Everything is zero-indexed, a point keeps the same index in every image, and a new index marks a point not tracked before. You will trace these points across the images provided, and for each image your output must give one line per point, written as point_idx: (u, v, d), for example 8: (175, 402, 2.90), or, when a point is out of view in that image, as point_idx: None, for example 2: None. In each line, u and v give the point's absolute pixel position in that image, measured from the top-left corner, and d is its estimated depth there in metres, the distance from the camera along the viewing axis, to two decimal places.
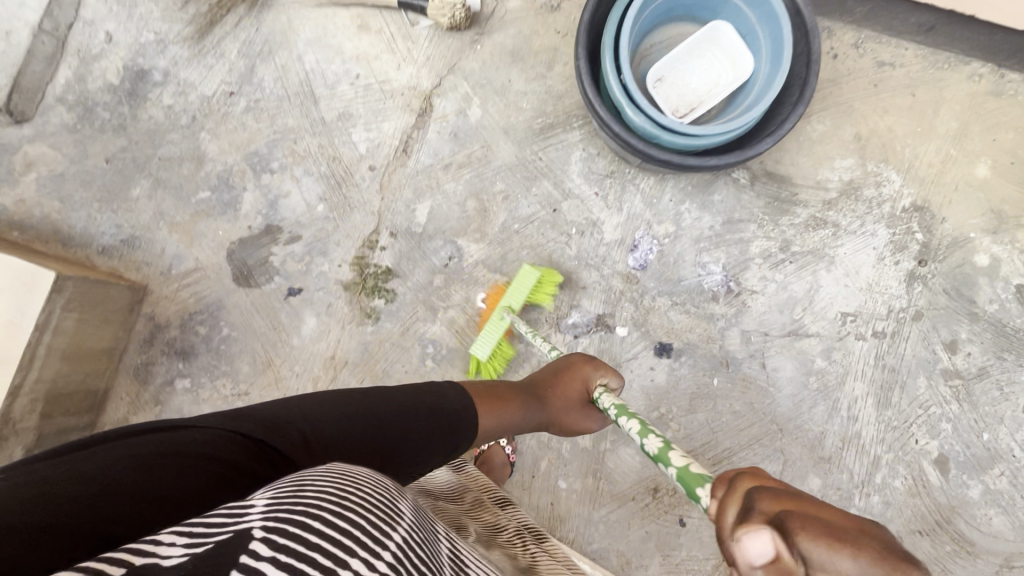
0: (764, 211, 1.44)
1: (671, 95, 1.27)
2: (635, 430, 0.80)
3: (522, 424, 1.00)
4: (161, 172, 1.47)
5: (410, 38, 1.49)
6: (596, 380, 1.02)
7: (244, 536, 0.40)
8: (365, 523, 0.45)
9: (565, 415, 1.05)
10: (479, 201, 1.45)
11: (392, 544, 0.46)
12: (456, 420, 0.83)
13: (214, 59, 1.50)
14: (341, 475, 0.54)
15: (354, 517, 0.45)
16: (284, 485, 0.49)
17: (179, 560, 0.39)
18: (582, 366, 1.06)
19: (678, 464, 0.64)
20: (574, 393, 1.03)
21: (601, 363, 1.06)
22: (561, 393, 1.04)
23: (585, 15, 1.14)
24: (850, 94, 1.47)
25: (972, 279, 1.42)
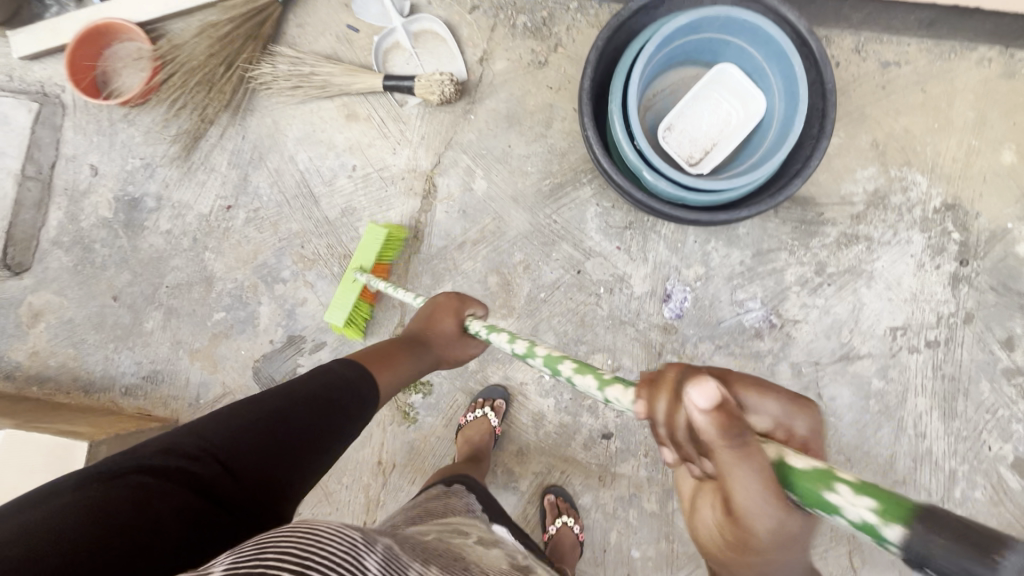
0: (793, 236, 1.39)
1: (685, 144, 1.22)
2: (504, 338, 0.87)
3: (416, 373, 0.98)
4: (171, 300, 1.42)
5: (400, 119, 1.44)
6: (466, 312, 1.01)
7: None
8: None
9: (449, 351, 1.03)
10: (500, 275, 1.41)
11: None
12: (346, 394, 0.82)
13: (205, 175, 1.45)
14: (301, 532, 0.47)
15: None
16: (246, 549, 0.45)
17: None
18: (450, 303, 1.03)
19: (545, 355, 0.78)
20: (448, 330, 1.00)
21: (467, 298, 1.04)
22: (439, 332, 1.01)
23: (587, 82, 1.07)
24: (860, 101, 1.42)
25: (1017, 271, 1.38)
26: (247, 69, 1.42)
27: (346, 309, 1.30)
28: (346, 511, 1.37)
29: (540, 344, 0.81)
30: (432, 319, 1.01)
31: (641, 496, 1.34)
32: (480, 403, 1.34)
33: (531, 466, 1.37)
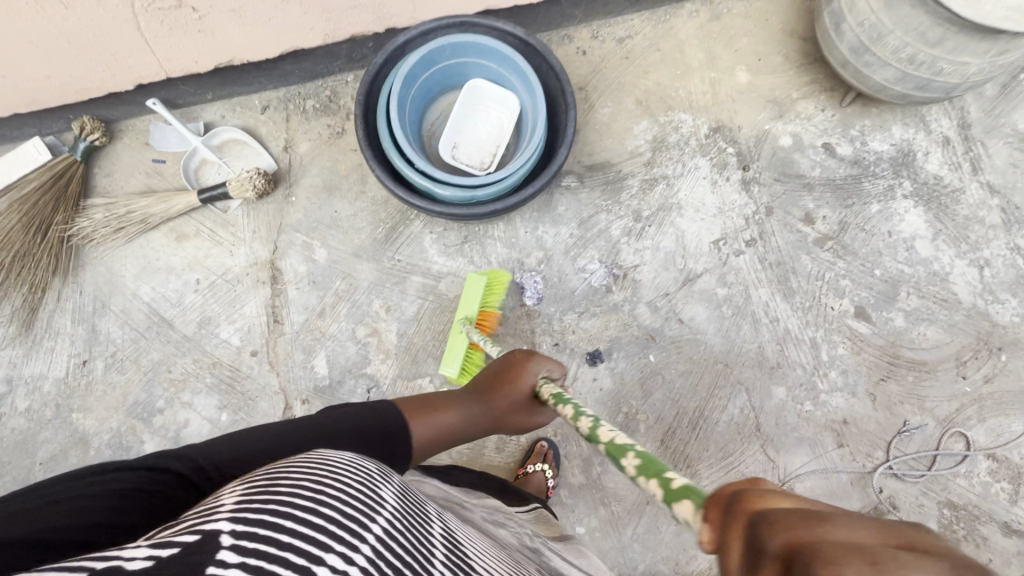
0: (604, 197, 1.56)
1: (472, 155, 1.39)
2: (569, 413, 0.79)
3: (465, 430, 0.89)
4: (49, 475, 1.38)
5: (228, 223, 1.52)
6: (536, 375, 0.92)
7: (207, 544, 0.36)
8: (340, 514, 0.42)
9: (507, 417, 0.92)
10: (366, 325, 1.47)
11: (373, 532, 0.43)
12: (392, 439, 0.75)
13: (52, 340, 1.45)
14: (320, 461, 0.51)
15: (332, 511, 0.42)
16: (257, 482, 0.47)
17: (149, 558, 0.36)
18: (523, 362, 0.93)
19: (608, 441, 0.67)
20: (520, 392, 0.90)
21: (543, 361, 0.93)
22: (508, 396, 0.91)
23: (359, 133, 1.18)
24: (614, 74, 1.66)
25: (789, 159, 1.60)
26: (64, 229, 1.47)
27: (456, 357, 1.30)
28: None
29: (604, 427, 0.71)
30: (506, 373, 0.92)
31: (566, 474, 1.39)
32: None
33: None
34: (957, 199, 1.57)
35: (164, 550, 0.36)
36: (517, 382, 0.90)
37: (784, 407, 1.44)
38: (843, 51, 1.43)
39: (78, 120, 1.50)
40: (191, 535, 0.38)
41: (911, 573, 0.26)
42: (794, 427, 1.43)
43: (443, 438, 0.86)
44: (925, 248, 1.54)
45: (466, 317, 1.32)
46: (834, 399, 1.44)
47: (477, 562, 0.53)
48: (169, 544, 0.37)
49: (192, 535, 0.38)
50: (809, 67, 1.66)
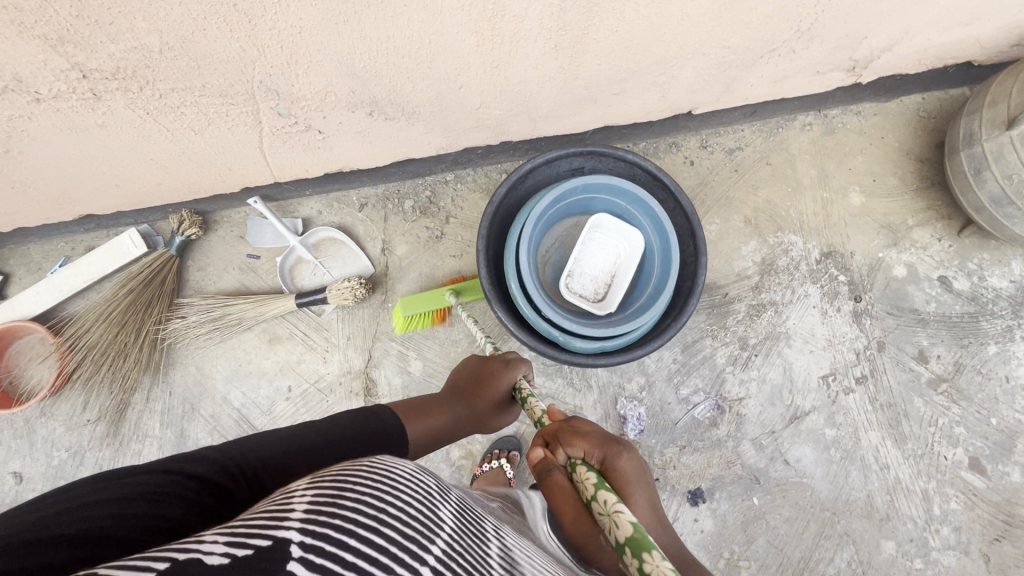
0: (709, 322, 1.50)
1: (589, 288, 1.33)
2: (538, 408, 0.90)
3: (453, 430, 0.94)
4: None
5: (322, 328, 1.47)
6: (517, 376, 1.00)
7: (279, 553, 0.40)
8: (399, 535, 0.46)
9: (491, 418, 1.00)
10: (461, 446, 1.43)
11: (431, 554, 0.47)
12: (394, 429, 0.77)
13: (139, 443, 1.41)
14: (380, 466, 0.55)
15: (394, 533, 0.46)
16: None
17: (221, 561, 0.39)
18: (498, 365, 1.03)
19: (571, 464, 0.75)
20: (497, 392, 0.98)
21: (518, 359, 1.04)
22: (484, 390, 0.98)
23: (488, 287, 1.14)
24: (721, 188, 1.60)
25: (902, 291, 1.54)
26: (158, 329, 1.44)
27: (420, 302, 1.40)
28: None
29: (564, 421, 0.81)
30: (485, 375, 1.00)
31: None
32: (495, 454, 1.40)
33: None
34: None
35: (239, 554, 0.39)
36: (500, 380, 0.98)
37: (893, 563, 1.37)
38: (981, 196, 1.36)
39: (176, 213, 1.46)
40: (264, 538, 0.41)
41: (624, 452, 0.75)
42: None
43: (441, 433, 0.91)
44: None
45: (456, 291, 1.42)
46: (946, 558, 1.38)
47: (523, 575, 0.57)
48: (244, 544, 0.40)
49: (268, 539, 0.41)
50: (924, 193, 1.60)
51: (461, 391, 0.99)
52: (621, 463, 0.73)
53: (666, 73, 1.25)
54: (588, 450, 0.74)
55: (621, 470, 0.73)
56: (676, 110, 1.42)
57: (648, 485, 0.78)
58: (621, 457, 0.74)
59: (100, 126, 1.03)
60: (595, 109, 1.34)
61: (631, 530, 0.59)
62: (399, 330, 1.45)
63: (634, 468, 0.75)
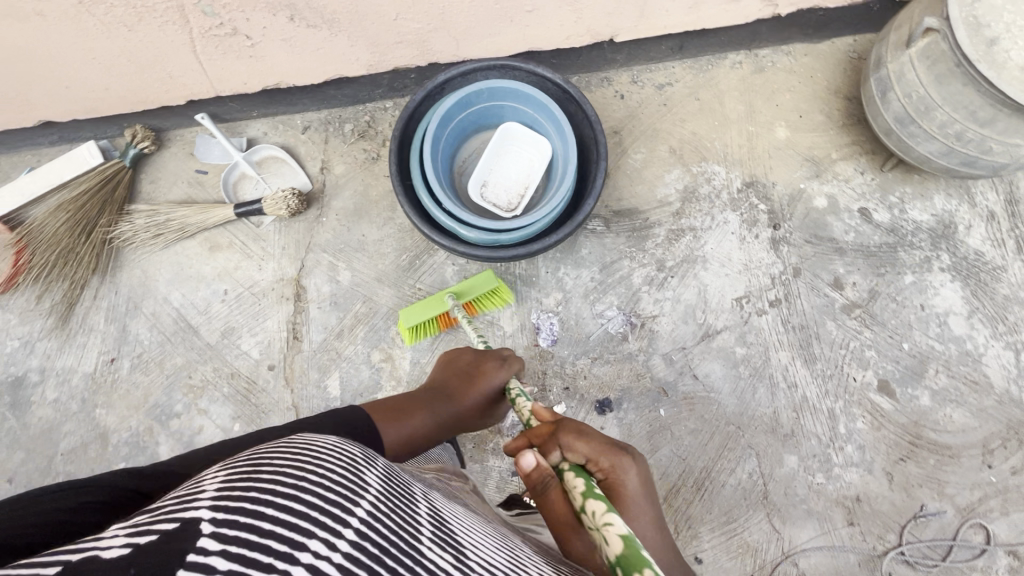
0: (628, 244, 1.55)
1: (501, 194, 1.40)
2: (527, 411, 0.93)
3: (433, 429, 0.99)
4: (69, 464, 1.45)
5: (260, 238, 1.57)
6: (504, 379, 1.07)
7: (188, 531, 0.38)
8: (321, 500, 0.45)
9: (471, 417, 1.06)
10: (381, 350, 1.50)
11: (358, 514, 0.45)
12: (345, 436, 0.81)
13: (85, 335, 1.52)
14: (299, 446, 0.54)
15: (315, 497, 0.45)
16: None
17: (120, 552, 0.37)
18: (485, 364, 1.09)
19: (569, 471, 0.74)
20: (481, 393, 1.05)
21: (506, 358, 1.11)
22: (466, 388, 1.05)
23: (391, 173, 1.22)
24: (650, 120, 1.65)
25: (822, 221, 1.57)
26: (108, 232, 1.54)
27: (420, 315, 1.36)
28: None
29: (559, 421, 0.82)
30: (474, 373, 1.07)
31: None
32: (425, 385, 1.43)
33: None
34: (998, 277, 1.51)
35: (141, 542, 0.37)
36: (489, 380, 1.05)
37: (795, 477, 1.40)
38: (888, 119, 1.40)
39: (130, 128, 1.57)
40: (170, 523, 0.39)
41: (627, 457, 0.75)
42: (802, 498, 1.39)
43: (419, 433, 0.95)
44: (959, 325, 1.49)
45: (452, 292, 1.37)
46: (848, 474, 1.40)
47: (464, 538, 0.56)
48: (144, 534, 0.39)
49: (174, 523, 0.39)
50: (851, 130, 1.63)
51: (443, 390, 1.05)
52: (624, 469, 0.74)
53: None
54: (580, 450, 0.75)
55: (618, 479, 0.74)
56: (596, 35, 1.49)
57: (651, 487, 0.77)
58: (620, 461, 0.74)
59: (39, 14, 1.14)
60: (513, 28, 1.41)
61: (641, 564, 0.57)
62: (405, 339, 1.43)
63: (634, 473, 0.75)
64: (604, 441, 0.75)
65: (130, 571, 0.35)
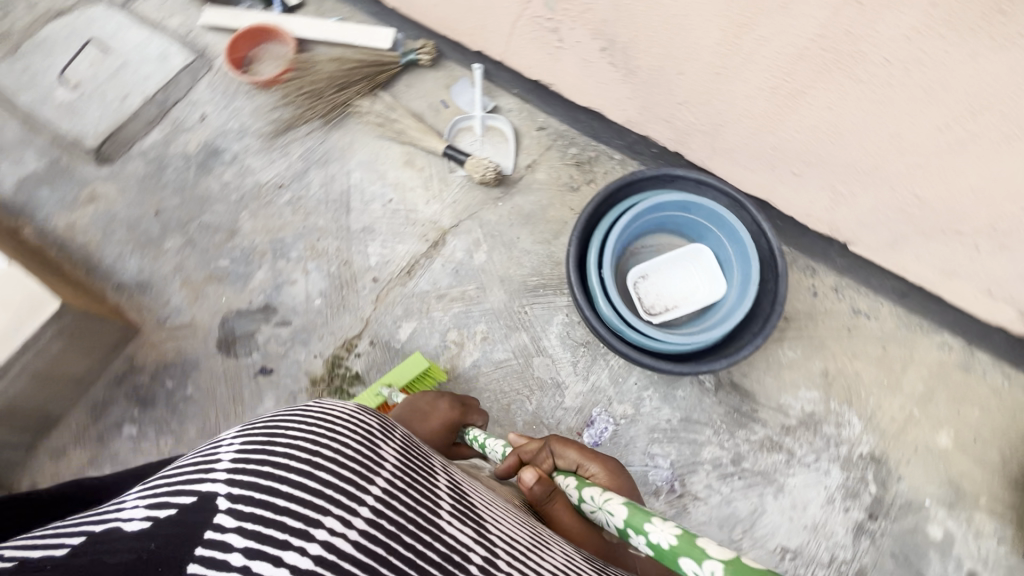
0: (722, 418, 1.47)
1: (651, 294, 1.41)
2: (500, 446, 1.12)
3: None
4: (196, 234, 1.66)
5: (444, 181, 1.70)
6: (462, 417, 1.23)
7: (207, 505, 0.50)
8: (336, 479, 0.56)
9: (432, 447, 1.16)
10: (459, 334, 1.56)
11: (371, 493, 0.56)
12: None
13: (278, 155, 1.74)
14: (316, 416, 0.65)
15: (328, 475, 0.56)
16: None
17: (140, 526, 0.48)
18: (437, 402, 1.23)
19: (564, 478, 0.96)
20: (438, 424, 1.18)
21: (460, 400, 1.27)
22: (424, 422, 1.17)
23: (581, 216, 1.27)
24: (825, 333, 1.54)
25: (921, 550, 1.38)
26: (352, 99, 1.76)
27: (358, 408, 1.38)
28: None
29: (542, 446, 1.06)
30: (431, 411, 1.20)
31: None
32: None
33: None
34: None
35: (156, 515, 0.49)
36: (444, 415, 1.20)
37: None
38: None
39: (424, 40, 1.79)
40: (188, 496, 0.51)
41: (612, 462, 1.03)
42: None
43: None
44: None
45: (385, 384, 1.42)
46: None
47: (487, 514, 0.67)
48: (164, 507, 0.50)
49: (193, 496, 0.51)
50: (1016, 490, 1.42)
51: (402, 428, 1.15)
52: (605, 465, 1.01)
53: (846, 187, 1.31)
54: (571, 457, 1.01)
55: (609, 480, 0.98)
56: (834, 232, 1.44)
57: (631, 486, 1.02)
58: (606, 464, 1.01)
59: None
60: (767, 176, 1.42)
61: (626, 514, 0.76)
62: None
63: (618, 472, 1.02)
64: (594, 457, 1.01)
65: (153, 542, 0.46)
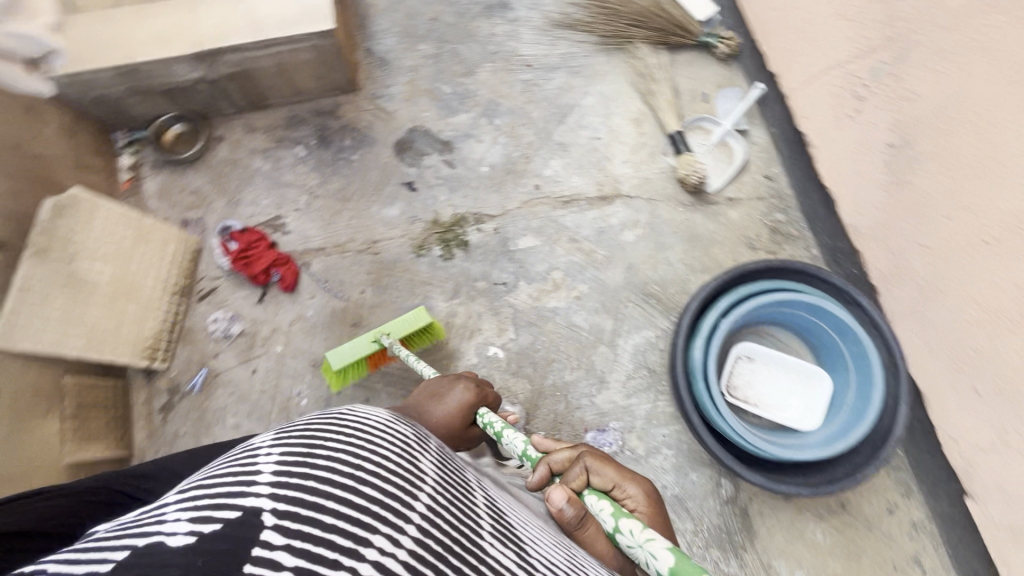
0: (711, 527, 1.39)
1: (743, 376, 1.33)
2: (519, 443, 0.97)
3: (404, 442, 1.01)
4: (444, 53, 1.81)
5: (652, 157, 1.70)
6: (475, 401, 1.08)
7: (252, 520, 0.43)
8: (380, 493, 0.51)
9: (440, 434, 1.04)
10: (562, 278, 1.59)
11: (416, 508, 0.53)
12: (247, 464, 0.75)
13: (546, 42, 1.83)
14: (352, 422, 0.61)
15: (373, 491, 0.51)
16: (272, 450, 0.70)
17: (184, 540, 0.41)
18: (449, 387, 1.10)
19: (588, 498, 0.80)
20: (446, 410, 1.06)
21: (479, 386, 1.12)
22: (432, 406, 1.06)
23: (736, 267, 1.24)
24: (871, 550, 1.37)
25: None
26: (637, 38, 1.79)
27: (348, 354, 1.30)
28: (328, 229, 1.61)
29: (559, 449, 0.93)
30: (439, 394, 1.08)
31: None
32: None
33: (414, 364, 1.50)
34: None
35: (206, 530, 0.42)
36: (455, 398, 1.07)
37: None
38: None
39: (732, 35, 1.77)
40: (233, 511, 0.44)
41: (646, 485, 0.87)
42: None
43: None
44: None
45: (383, 331, 1.33)
46: None
47: (522, 537, 0.64)
48: (209, 521, 0.43)
49: (236, 511, 0.45)
50: None
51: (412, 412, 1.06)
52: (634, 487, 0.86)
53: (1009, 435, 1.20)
54: (603, 472, 0.85)
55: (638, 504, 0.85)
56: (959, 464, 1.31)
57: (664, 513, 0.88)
58: (637, 486, 0.86)
59: None
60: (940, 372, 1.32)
61: (673, 563, 0.63)
62: (334, 385, 1.35)
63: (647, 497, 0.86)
64: (627, 474, 0.87)
65: (200, 560, 0.39)
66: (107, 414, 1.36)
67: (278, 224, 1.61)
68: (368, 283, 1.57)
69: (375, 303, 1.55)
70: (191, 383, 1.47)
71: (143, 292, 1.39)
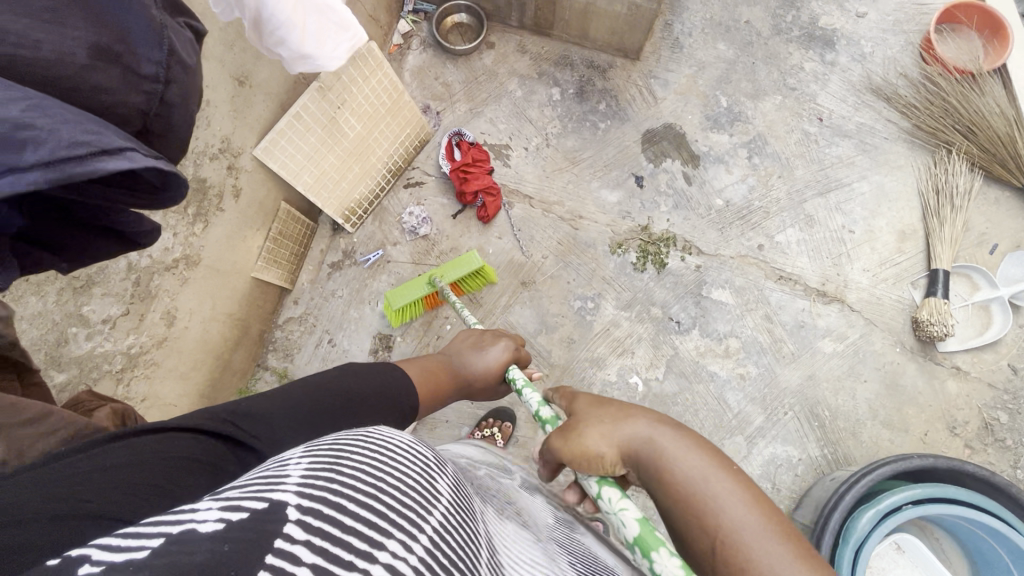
0: None
1: (880, 559, 1.20)
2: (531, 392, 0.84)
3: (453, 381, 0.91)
4: (740, 64, 1.65)
5: (897, 280, 1.50)
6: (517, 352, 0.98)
7: (276, 515, 0.31)
8: (397, 508, 0.35)
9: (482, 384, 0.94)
10: (736, 349, 1.47)
11: (431, 533, 0.35)
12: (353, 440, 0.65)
13: (851, 103, 1.62)
14: (379, 434, 0.44)
15: (393, 502, 0.35)
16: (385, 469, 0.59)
17: (214, 525, 0.29)
18: (492, 336, 1.01)
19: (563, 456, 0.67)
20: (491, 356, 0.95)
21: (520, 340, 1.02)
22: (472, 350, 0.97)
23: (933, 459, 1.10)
24: None
25: None
26: (955, 147, 1.54)
27: (406, 297, 1.30)
28: (542, 181, 1.57)
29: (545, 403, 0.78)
30: (481, 342, 0.99)
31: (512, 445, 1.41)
32: (489, 424, 1.37)
33: (556, 348, 1.47)
34: None
35: (234, 519, 0.30)
36: (499, 347, 0.97)
37: None
38: None
39: None
40: (258, 501, 0.32)
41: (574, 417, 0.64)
42: None
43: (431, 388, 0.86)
44: None
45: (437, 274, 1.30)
46: None
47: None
48: (236, 509, 0.31)
49: (261, 503, 0.31)
50: None
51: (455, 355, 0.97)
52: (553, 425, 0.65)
53: None
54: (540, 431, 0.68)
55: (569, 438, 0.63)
56: None
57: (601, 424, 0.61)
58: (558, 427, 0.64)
59: None
60: None
61: (637, 534, 0.52)
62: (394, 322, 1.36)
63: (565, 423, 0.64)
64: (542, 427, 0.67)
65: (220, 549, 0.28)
66: (295, 248, 1.44)
67: (501, 154, 1.59)
68: (553, 249, 1.53)
69: (551, 272, 1.51)
70: (365, 257, 1.52)
71: (373, 155, 1.43)
